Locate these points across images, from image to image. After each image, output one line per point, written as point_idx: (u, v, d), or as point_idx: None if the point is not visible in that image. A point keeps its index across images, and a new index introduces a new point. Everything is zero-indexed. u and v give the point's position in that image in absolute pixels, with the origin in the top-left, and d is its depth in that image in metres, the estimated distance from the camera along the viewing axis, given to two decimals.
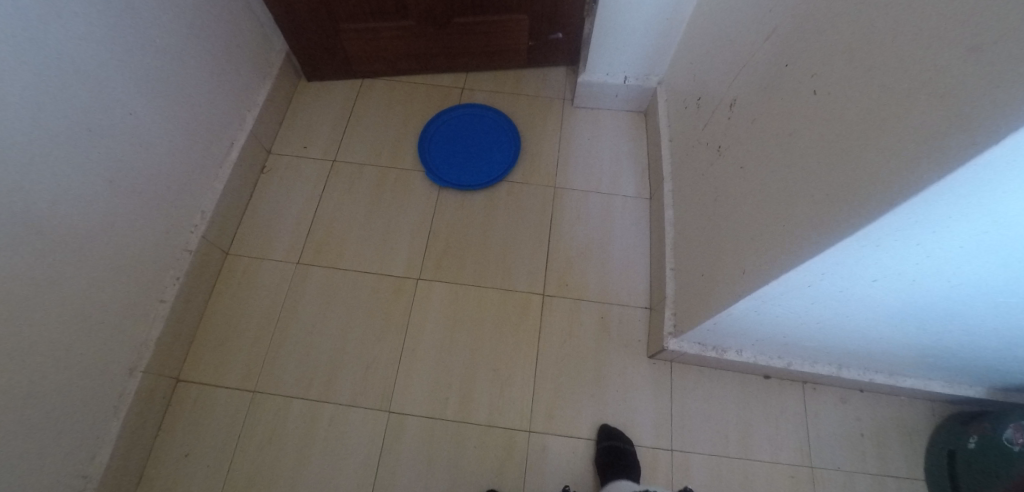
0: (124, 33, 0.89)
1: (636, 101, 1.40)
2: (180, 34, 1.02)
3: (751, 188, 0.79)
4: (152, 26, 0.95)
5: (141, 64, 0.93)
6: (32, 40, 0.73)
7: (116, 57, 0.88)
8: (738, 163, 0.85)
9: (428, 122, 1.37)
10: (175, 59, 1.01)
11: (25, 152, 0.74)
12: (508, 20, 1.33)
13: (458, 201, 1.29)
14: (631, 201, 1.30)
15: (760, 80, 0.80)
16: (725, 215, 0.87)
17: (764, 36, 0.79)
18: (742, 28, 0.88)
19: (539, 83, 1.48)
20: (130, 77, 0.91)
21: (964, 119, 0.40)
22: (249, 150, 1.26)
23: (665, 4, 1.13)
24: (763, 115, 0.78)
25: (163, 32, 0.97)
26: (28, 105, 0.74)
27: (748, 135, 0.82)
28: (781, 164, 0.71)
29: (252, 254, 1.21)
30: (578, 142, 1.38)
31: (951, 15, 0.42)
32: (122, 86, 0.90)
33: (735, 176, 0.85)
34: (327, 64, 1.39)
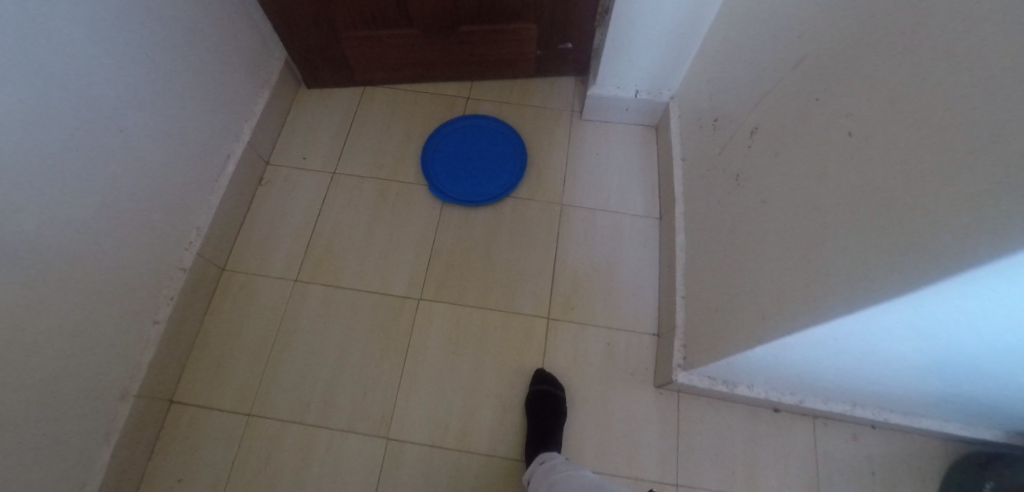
0: (114, 44, 0.85)
1: (647, 116, 1.35)
2: (173, 43, 0.98)
3: (771, 229, 0.75)
4: (144, 36, 0.91)
5: (132, 77, 0.90)
6: (22, 58, 0.70)
7: (105, 70, 0.84)
8: (758, 197, 0.81)
9: (432, 134, 1.33)
10: (169, 70, 0.98)
11: (12, 178, 0.70)
12: (515, 28, 1.28)
13: (461, 218, 1.25)
14: (640, 221, 1.26)
15: (783, 113, 0.76)
16: (741, 251, 0.84)
17: (790, 66, 0.75)
18: (765, 52, 0.84)
19: (547, 93, 1.43)
20: (120, 92, 0.88)
21: (1004, 200, 0.36)
22: (246, 162, 1.23)
23: (680, 18, 1.08)
24: (785, 151, 0.74)
25: (155, 42, 0.93)
26: (15, 128, 0.70)
27: (769, 169, 0.78)
28: (805, 208, 0.67)
29: (249, 270, 1.18)
30: (586, 158, 1.34)
31: (997, 79, 0.38)
32: (113, 100, 0.86)
33: (754, 211, 0.81)
34: (327, 71, 1.35)
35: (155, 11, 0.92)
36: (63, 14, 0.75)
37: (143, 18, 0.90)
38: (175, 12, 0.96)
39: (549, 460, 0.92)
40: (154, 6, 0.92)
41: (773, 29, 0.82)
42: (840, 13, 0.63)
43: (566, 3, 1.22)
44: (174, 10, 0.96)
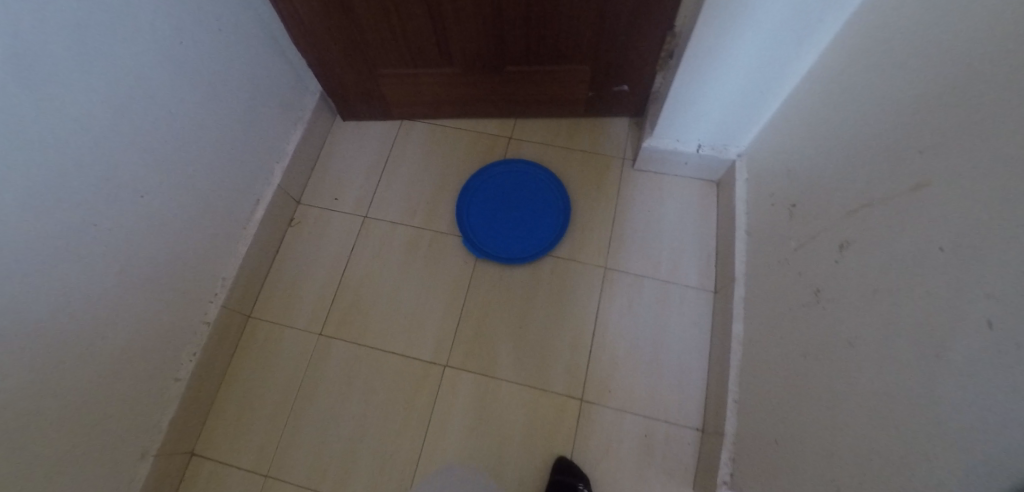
0: (137, 103, 0.80)
1: (709, 170, 1.21)
2: (199, 92, 0.92)
3: (857, 381, 0.63)
4: (167, 90, 0.85)
5: (156, 134, 0.85)
6: (38, 138, 0.66)
7: (125, 132, 0.79)
8: (842, 331, 0.68)
9: (469, 180, 1.25)
10: (195, 120, 0.93)
11: (22, 263, 0.67)
12: (566, 69, 1.16)
13: (496, 276, 1.17)
14: (692, 292, 1.14)
15: (886, 241, 0.63)
16: (816, 385, 0.72)
17: (903, 185, 0.61)
18: (866, 153, 0.70)
19: (597, 136, 1.31)
20: (141, 154, 0.83)
21: None
22: (277, 204, 1.18)
23: (760, 74, 0.93)
24: (884, 291, 0.61)
25: (180, 94, 0.88)
26: (26, 211, 0.66)
27: (860, 302, 0.65)
28: (909, 381, 0.54)
29: (274, 319, 1.14)
30: (635, 215, 1.22)
31: None
32: (134, 162, 0.82)
33: (835, 345, 0.69)
34: (364, 104, 1.29)
35: (180, 61, 0.86)
36: (80, 80, 0.70)
37: (167, 70, 0.84)
38: (201, 59, 0.91)
39: None
40: (179, 57, 0.86)
41: (883, 127, 0.67)
42: (984, 152, 0.49)
43: (625, 45, 1.08)
44: (201, 58, 0.90)
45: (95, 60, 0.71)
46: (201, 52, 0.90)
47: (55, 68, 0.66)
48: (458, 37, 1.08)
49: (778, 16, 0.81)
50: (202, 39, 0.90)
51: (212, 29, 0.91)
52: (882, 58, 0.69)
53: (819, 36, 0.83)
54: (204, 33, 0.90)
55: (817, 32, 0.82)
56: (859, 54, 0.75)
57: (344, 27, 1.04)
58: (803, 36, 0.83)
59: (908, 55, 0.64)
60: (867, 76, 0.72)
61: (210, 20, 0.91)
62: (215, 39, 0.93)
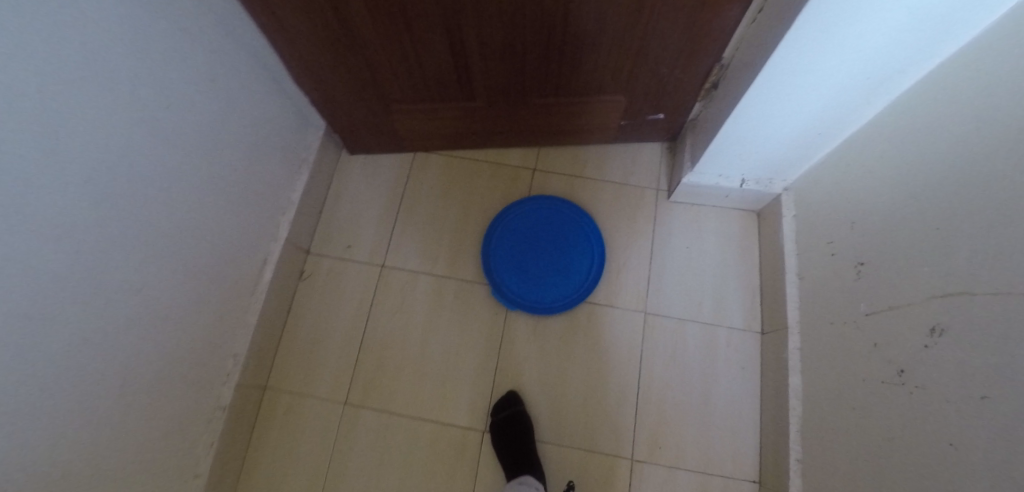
0: (139, 195, 0.68)
1: (751, 201, 1.15)
2: (201, 161, 0.80)
3: (957, 488, 0.58)
4: (170, 170, 0.73)
5: (160, 223, 0.73)
6: (36, 267, 0.54)
7: (128, 232, 0.67)
8: (931, 427, 0.63)
9: (494, 221, 1.16)
10: (197, 195, 0.80)
11: (30, 416, 0.56)
12: (599, 99, 1.06)
13: (531, 328, 1.10)
14: (738, 334, 1.09)
15: (995, 342, 0.55)
16: (897, 476, 0.67)
17: (1003, 282, 0.55)
18: (952, 226, 0.64)
19: (628, 165, 1.24)
20: (144, 249, 0.71)
21: None
22: (285, 262, 1.07)
23: (823, 120, 0.85)
24: (991, 398, 0.55)
25: (182, 171, 0.76)
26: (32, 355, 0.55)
27: (954, 399, 0.60)
28: None
29: (295, 388, 1.06)
30: (672, 252, 1.16)
31: None
32: (139, 261, 0.70)
33: (925, 438, 0.63)
34: (373, 140, 1.17)
35: (181, 134, 0.74)
36: (83, 193, 0.58)
37: (169, 150, 0.72)
38: (201, 126, 0.78)
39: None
40: (179, 129, 0.73)
41: (980, 202, 0.60)
42: None
43: (667, 77, 0.99)
44: (201, 123, 0.78)
45: (92, 156, 0.58)
46: (201, 117, 0.77)
47: (48, 180, 0.53)
48: (482, 75, 0.97)
49: (853, 70, 0.72)
50: (201, 103, 0.77)
51: (208, 86, 0.78)
52: (975, 122, 0.61)
53: (895, 88, 0.75)
54: (201, 94, 0.76)
55: (895, 85, 0.74)
56: (942, 108, 0.67)
57: (355, 67, 0.93)
58: (878, 88, 0.75)
59: (1015, 125, 0.56)
60: (955, 136, 0.64)
61: (207, 77, 0.77)
62: (211, 96, 0.79)
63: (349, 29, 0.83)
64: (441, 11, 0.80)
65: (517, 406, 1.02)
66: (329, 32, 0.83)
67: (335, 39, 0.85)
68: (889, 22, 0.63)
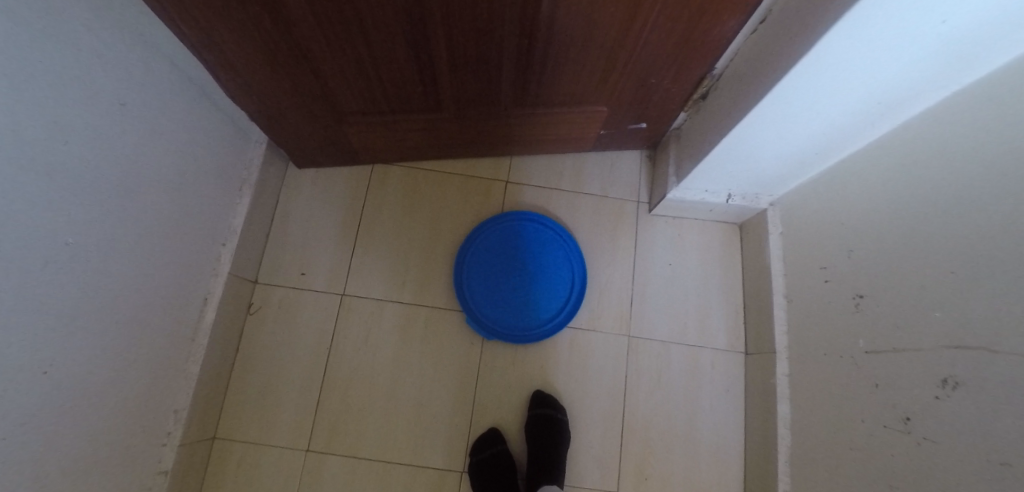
0: (27, 254, 0.55)
1: (734, 215, 1.10)
2: (116, 200, 0.67)
3: None
4: (69, 218, 0.60)
5: (60, 279, 0.60)
6: None
7: (19, 300, 0.55)
8: (936, 482, 0.60)
9: (467, 240, 1.06)
10: (110, 240, 0.68)
11: None
12: (580, 109, 0.98)
13: (509, 356, 1.03)
14: (723, 355, 1.05)
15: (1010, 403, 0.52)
16: None
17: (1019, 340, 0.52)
18: (961, 271, 0.60)
19: (606, 175, 1.16)
20: (43, 313, 0.59)
21: None
22: (229, 297, 0.95)
23: (818, 141, 0.80)
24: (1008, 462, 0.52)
25: (87, 215, 0.63)
26: None
27: (963, 456, 0.57)
28: None
29: (249, 436, 0.94)
30: (655, 268, 1.10)
31: None
32: (38, 331, 0.58)
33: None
34: (326, 153, 1.05)
35: (80, 171, 0.61)
36: None
37: (69, 194, 0.60)
38: (109, 158, 0.65)
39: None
40: (81, 169, 0.61)
41: (994, 249, 0.56)
42: None
43: (652, 88, 0.92)
44: (108, 156, 0.64)
45: None
46: (111, 150, 0.65)
47: None
48: (451, 85, 0.86)
49: (860, 94, 0.67)
50: (108, 131, 0.64)
51: (116, 111, 0.65)
52: (987, 163, 0.57)
53: (896, 115, 0.70)
54: (107, 122, 0.63)
55: (896, 113, 0.69)
56: (952, 140, 0.62)
57: (302, 80, 0.80)
58: (881, 114, 0.70)
59: None
60: (964, 172, 0.60)
61: (113, 100, 0.64)
62: (121, 118, 0.66)
63: (292, 39, 0.70)
64: (404, 19, 0.68)
65: (497, 444, 0.95)
66: (267, 42, 0.70)
67: (275, 50, 0.72)
68: (911, 46, 0.56)
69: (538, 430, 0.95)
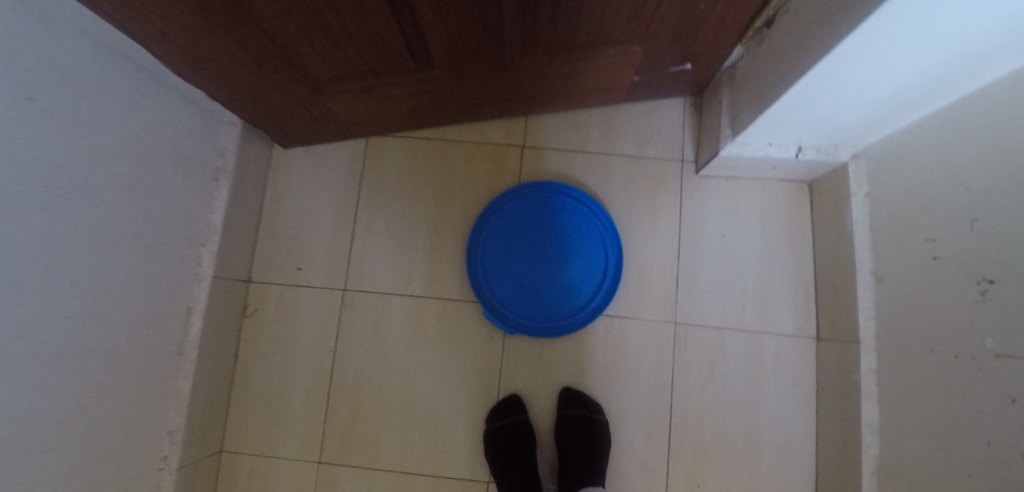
0: None
1: (804, 172, 0.90)
2: (53, 217, 0.55)
3: None
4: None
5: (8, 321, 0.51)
6: None
7: None
8: None
9: (481, 219, 0.91)
10: (60, 262, 0.57)
11: None
12: (606, 52, 0.78)
13: (535, 351, 0.90)
14: (789, 341, 0.89)
15: None
16: None
17: None
18: None
19: (642, 131, 0.97)
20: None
21: None
22: (218, 302, 0.85)
23: (933, 76, 0.59)
24: None
25: (23, 241, 0.52)
26: None
27: None
28: None
29: (257, 448, 0.87)
30: (704, 241, 0.93)
31: None
32: None
33: None
34: (310, 128, 0.90)
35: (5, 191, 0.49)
36: None
37: None
38: (39, 170, 0.53)
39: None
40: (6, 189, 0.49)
41: None
42: None
43: (700, 16, 0.71)
44: (38, 168, 0.52)
45: None
46: (33, 158, 0.52)
47: None
48: (440, 36, 0.68)
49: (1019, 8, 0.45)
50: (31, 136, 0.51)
51: (30, 109, 0.51)
52: None
53: None
54: (28, 125, 0.51)
55: None
56: None
57: (255, 44, 0.64)
58: None
59: None
60: None
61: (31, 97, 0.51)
62: (46, 118, 0.53)
63: None
64: None
65: (518, 412, 0.86)
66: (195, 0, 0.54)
67: (209, 10, 0.56)
68: None
69: (573, 427, 0.84)
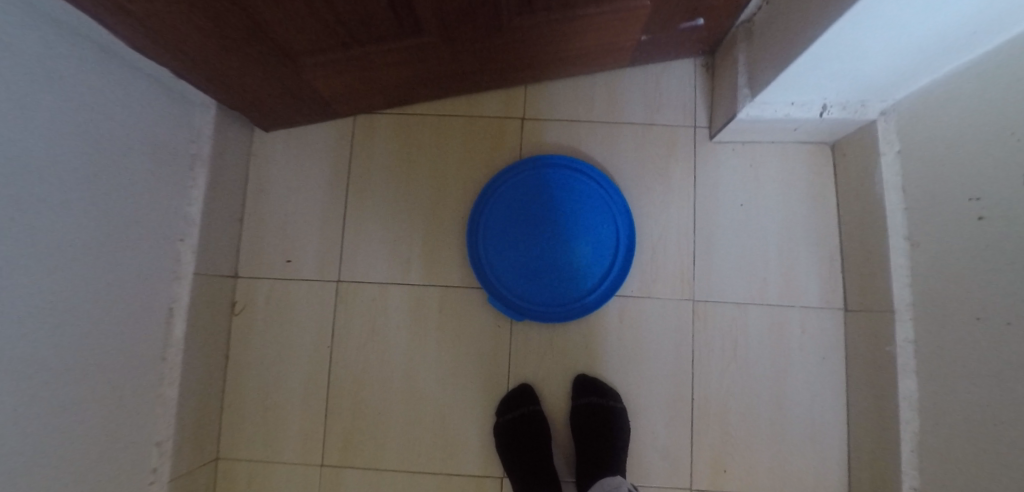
0: None
1: (827, 133, 0.83)
2: (11, 216, 0.49)
3: None
4: None
5: None
6: None
7: None
8: None
9: (481, 199, 0.85)
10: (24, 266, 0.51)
11: None
12: (613, 8, 0.71)
13: (546, 338, 0.84)
14: (815, 315, 0.84)
15: None
16: None
17: None
18: None
19: (650, 97, 0.90)
20: None
21: None
22: (202, 301, 0.79)
23: (985, 18, 0.52)
24: None
25: None
26: None
27: None
28: None
29: (255, 454, 0.82)
30: (722, 211, 0.87)
31: None
32: None
33: None
34: (291, 107, 0.83)
35: None
36: None
37: None
38: None
39: (611, 483, 0.74)
40: None
41: None
42: None
43: None
44: None
45: None
46: None
47: None
48: None
49: None
50: None
51: None
52: None
53: None
54: None
55: None
56: None
57: (219, 9, 0.56)
58: None
59: None
60: None
61: None
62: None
63: None
64: None
65: (530, 403, 0.81)
66: None
67: None
68: None
69: (590, 415, 0.79)
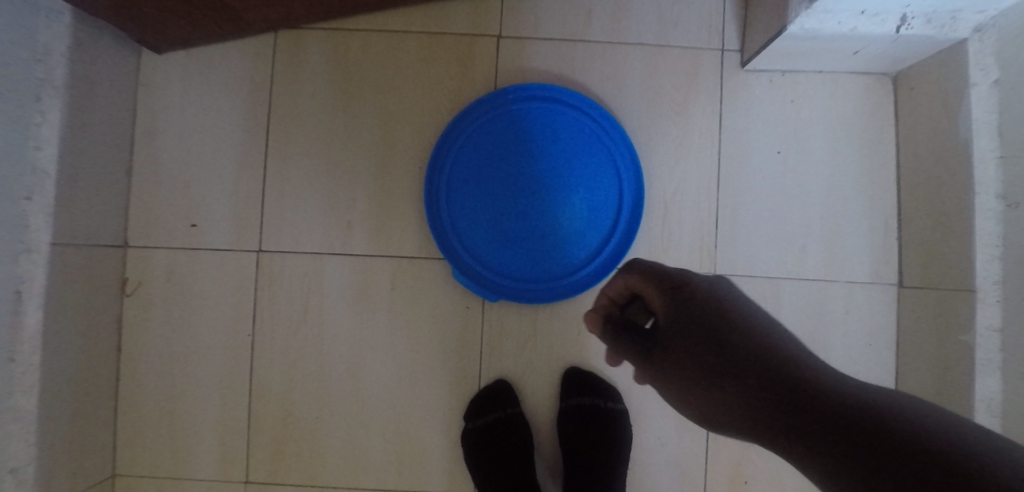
0: None
1: (893, 60, 0.64)
2: None
3: None
4: None
5: None
6: None
7: None
8: None
9: (440, 145, 0.65)
10: None
11: None
12: None
13: (528, 321, 0.67)
14: (862, 291, 0.67)
15: None
16: None
17: None
18: None
19: (667, 11, 0.68)
20: None
21: None
22: (70, 280, 0.59)
23: None
24: None
25: None
26: None
27: None
28: None
29: (161, 468, 0.65)
30: (751, 162, 0.68)
31: None
32: None
33: None
34: (184, 17, 0.60)
35: None
36: None
37: None
38: None
39: None
40: None
41: None
42: None
43: None
44: None
45: None
46: None
47: None
48: None
49: None
50: None
51: None
52: None
53: None
54: None
55: None
56: None
57: None
58: None
59: None
60: None
61: None
62: None
63: None
64: None
65: (505, 406, 0.65)
66: None
67: None
68: None
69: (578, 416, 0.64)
